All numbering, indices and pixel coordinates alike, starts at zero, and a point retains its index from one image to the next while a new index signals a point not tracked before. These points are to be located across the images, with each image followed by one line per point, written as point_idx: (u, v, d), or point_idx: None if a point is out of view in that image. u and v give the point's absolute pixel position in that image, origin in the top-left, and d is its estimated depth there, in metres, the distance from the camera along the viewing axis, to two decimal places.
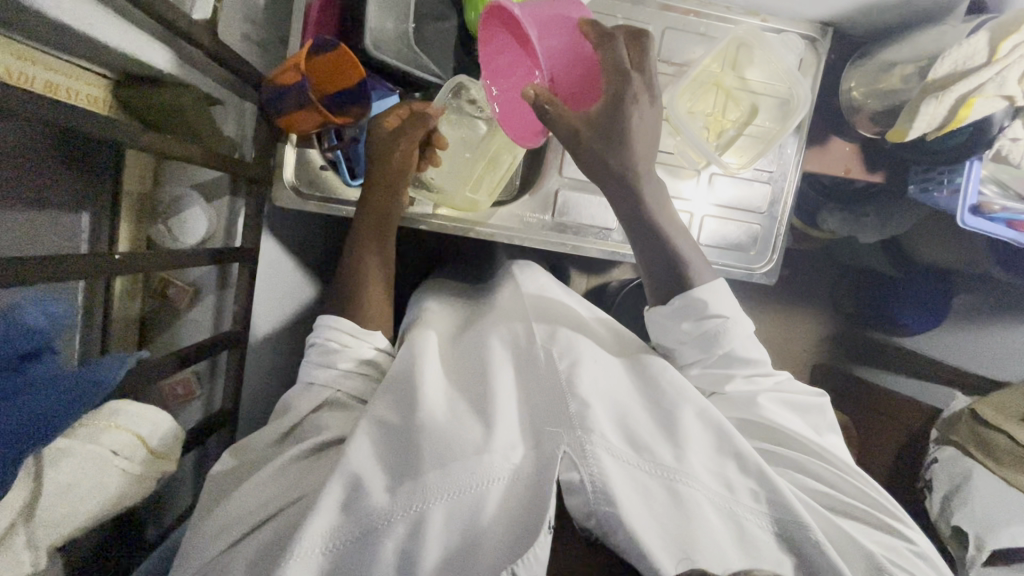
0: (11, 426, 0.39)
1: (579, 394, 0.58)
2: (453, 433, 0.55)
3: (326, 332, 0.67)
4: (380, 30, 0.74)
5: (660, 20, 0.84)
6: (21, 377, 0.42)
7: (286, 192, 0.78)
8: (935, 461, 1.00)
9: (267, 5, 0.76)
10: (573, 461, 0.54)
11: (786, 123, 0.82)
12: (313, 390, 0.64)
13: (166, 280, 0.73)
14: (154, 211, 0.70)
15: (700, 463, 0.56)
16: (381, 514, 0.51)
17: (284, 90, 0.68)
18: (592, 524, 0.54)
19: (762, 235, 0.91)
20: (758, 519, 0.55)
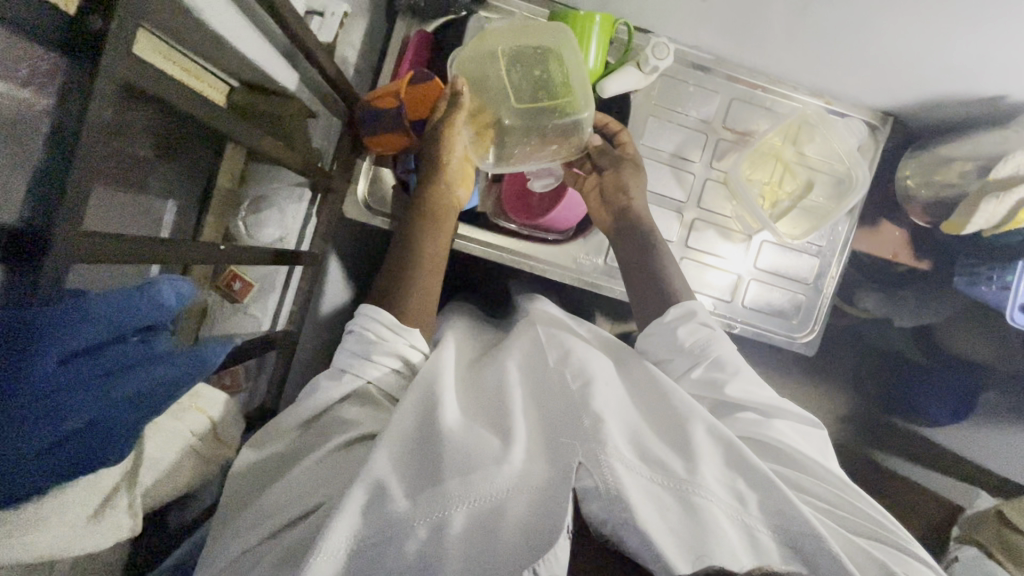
0: (105, 408, 0.33)
1: (592, 410, 0.58)
2: (473, 445, 0.56)
3: (365, 322, 0.67)
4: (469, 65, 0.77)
5: (728, 90, 0.89)
6: (123, 353, 0.34)
7: (356, 205, 0.84)
8: (955, 560, 0.98)
9: (369, 33, 0.81)
10: (587, 469, 0.53)
11: (841, 200, 0.86)
12: (349, 377, 0.64)
13: (235, 274, 0.76)
14: (237, 206, 0.74)
15: (713, 476, 0.55)
16: (402, 519, 0.51)
17: (379, 112, 0.73)
18: (606, 532, 0.53)
19: (806, 305, 0.93)
20: (771, 532, 0.53)
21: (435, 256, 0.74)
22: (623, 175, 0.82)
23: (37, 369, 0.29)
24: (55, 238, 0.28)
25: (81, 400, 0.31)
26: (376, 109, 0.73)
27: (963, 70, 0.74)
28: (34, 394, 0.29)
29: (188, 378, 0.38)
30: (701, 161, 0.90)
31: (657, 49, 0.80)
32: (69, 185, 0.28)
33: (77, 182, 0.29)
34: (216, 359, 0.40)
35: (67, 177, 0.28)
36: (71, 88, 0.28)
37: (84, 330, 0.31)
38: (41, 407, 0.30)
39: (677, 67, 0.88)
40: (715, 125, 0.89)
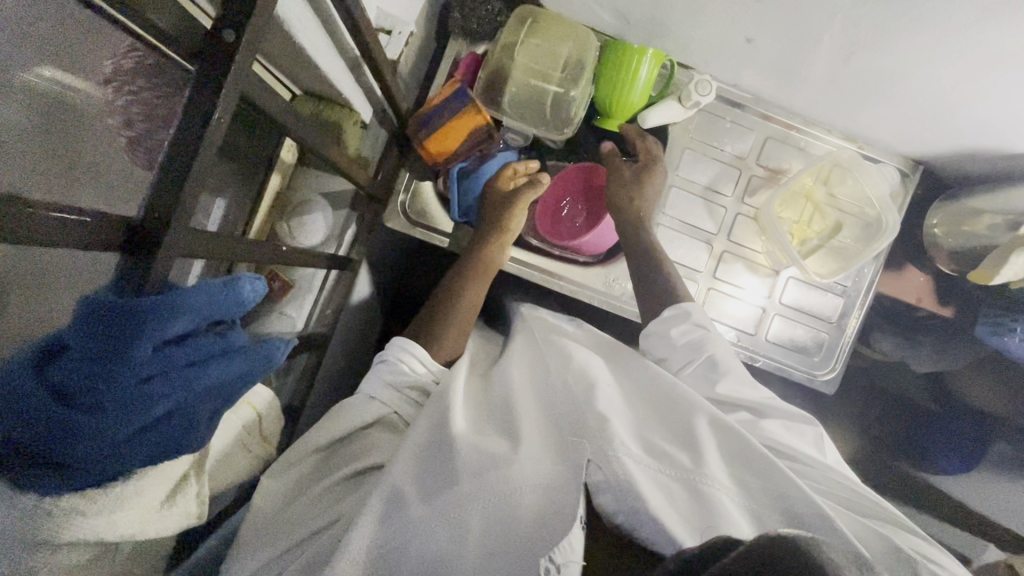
0: (185, 396, 0.34)
1: (597, 411, 0.60)
2: (487, 446, 0.57)
3: (398, 354, 0.70)
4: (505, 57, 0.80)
5: (762, 129, 0.91)
6: (203, 345, 0.35)
7: (397, 217, 0.86)
8: None
9: (421, 51, 0.84)
10: (598, 464, 0.55)
11: (867, 244, 0.88)
12: (378, 404, 0.66)
13: (274, 273, 0.77)
14: (284, 209, 0.76)
15: (718, 467, 0.56)
16: (416, 521, 0.52)
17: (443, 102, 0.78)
18: (620, 521, 0.54)
19: (828, 344, 0.94)
20: (776, 514, 0.53)
21: (475, 297, 0.80)
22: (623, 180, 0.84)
23: (137, 357, 0.30)
24: (167, 230, 0.31)
25: (167, 390, 0.32)
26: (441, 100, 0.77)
27: (997, 127, 0.76)
28: (132, 378, 0.30)
29: (254, 373, 0.39)
30: (733, 196, 0.92)
31: (699, 85, 0.83)
32: (187, 182, 0.30)
33: (195, 180, 0.31)
34: (279, 354, 0.41)
35: (189, 174, 0.30)
36: (200, 95, 0.30)
37: (181, 322, 0.32)
38: (133, 393, 0.31)
39: (715, 103, 0.91)
40: (749, 162, 0.92)
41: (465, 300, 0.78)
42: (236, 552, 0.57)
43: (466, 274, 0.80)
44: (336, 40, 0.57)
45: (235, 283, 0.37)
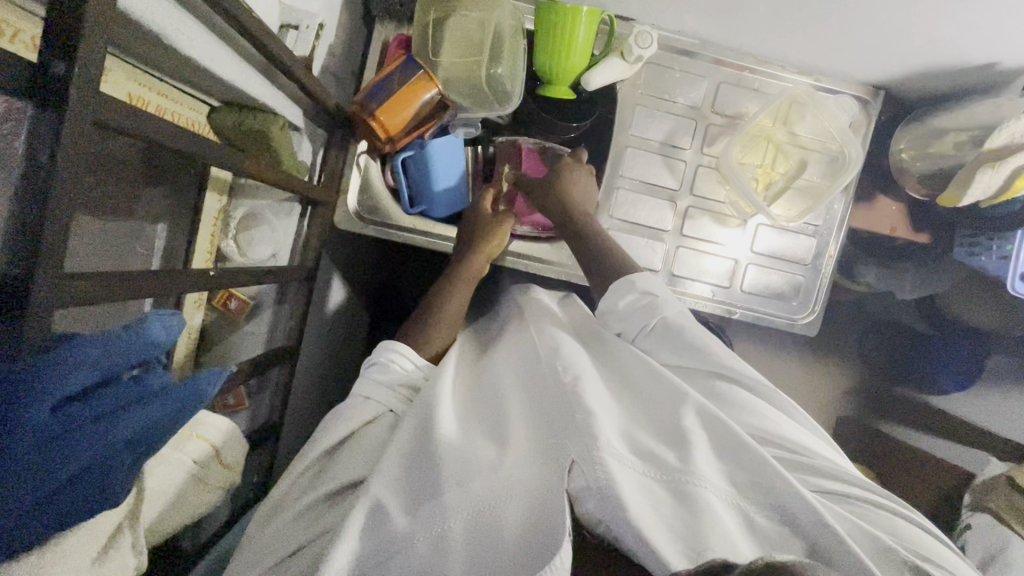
0: (102, 451, 0.34)
1: (585, 405, 0.58)
2: (468, 454, 0.56)
3: (388, 354, 0.70)
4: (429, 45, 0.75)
5: (714, 74, 0.87)
6: (114, 397, 0.35)
7: (348, 217, 0.83)
8: (968, 526, 1.08)
9: (346, 41, 0.80)
10: (581, 468, 0.52)
11: (835, 179, 0.85)
12: (372, 403, 0.66)
13: (229, 291, 0.75)
14: (227, 226, 0.73)
15: (706, 464, 0.54)
16: (402, 536, 0.51)
17: (383, 82, 0.71)
18: (603, 531, 0.52)
19: (805, 287, 0.92)
20: (766, 513, 0.52)
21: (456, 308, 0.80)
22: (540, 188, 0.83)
23: (33, 419, 0.30)
24: (35, 274, 0.28)
25: (77, 448, 0.32)
26: (381, 80, 0.71)
27: (951, 39, 0.72)
28: (29, 443, 0.30)
29: (184, 412, 0.39)
30: (693, 149, 0.89)
31: (641, 38, 0.78)
32: (51, 215, 0.28)
33: (59, 212, 0.29)
34: (211, 390, 0.41)
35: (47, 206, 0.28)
36: (40, 130, 0.28)
37: (75, 377, 0.32)
38: (43, 457, 0.30)
39: (661, 53, 0.87)
40: (704, 110, 0.88)
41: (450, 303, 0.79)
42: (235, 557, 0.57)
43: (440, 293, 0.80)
44: (229, 45, 0.54)
45: (142, 327, 0.36)
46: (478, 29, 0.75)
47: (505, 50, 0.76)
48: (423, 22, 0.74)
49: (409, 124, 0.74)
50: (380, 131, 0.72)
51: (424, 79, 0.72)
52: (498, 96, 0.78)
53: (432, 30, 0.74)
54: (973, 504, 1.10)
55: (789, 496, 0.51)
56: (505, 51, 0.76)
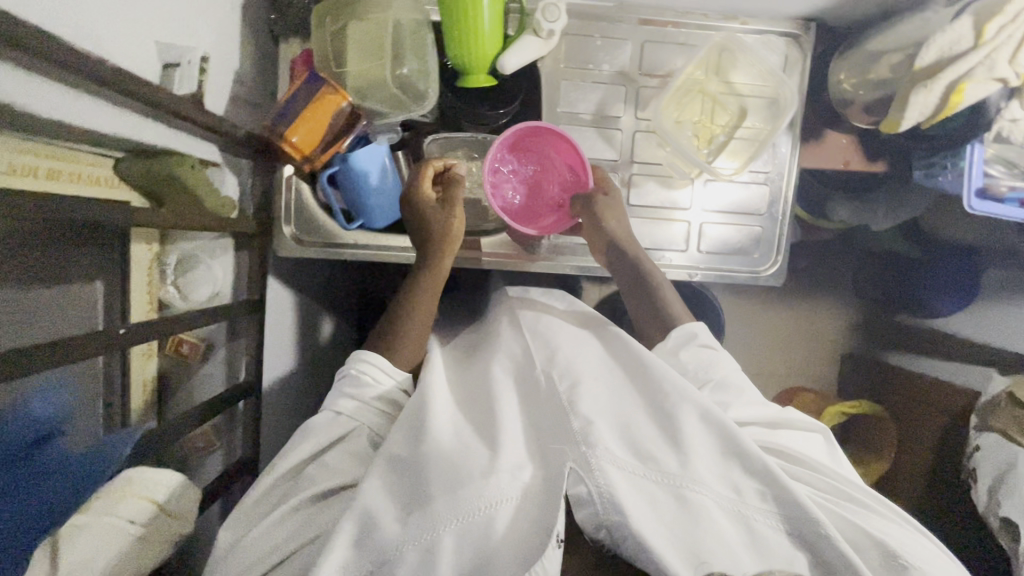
0: (32, 505, 0.45)
1: (581, 412, 0.59)
2: (459, 457, 0.56)
3: (361, 365, 0.69)
4: (331, 57, 0.73)
5: (637, 34, 0.84)
6: (33, 460, 0.47)
7: (287, 243, 0.82)
8: (978, 449, 1.09)
9: (254, 67, 0.79)
10: (579, 474, 0.54)
11: (775, 123, 0.82)
12: (346, 419, 0.65)
13: (180, 339, 0.76)
14: (163, 273, 0.73)
15: (707, 469, 0.56)
16: (393, 545, 0.51)
17: (291, 100, 0.70)
18: (602, 536, 0.54)
19: (764, 237, 0.90)
20: (769, 520, 0.54)
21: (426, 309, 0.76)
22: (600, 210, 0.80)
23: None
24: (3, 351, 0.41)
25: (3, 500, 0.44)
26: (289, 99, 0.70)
27: None
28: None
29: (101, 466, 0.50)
30: (626, 116, 0.86)
31: (547, 11, 0.76)
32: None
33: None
34: (123, 447, 0.52)
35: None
36: None
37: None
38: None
39: (577, 22, 0.84)
40: (632, 74, 0.85)
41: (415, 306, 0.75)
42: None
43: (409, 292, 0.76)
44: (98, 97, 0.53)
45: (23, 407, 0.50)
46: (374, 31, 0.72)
47: (407, 46, 0.74)
48: (319, 39, 0.73)
49: (325, 141, 0.72)
50: (294, 153, 0.71)
51: (329, 93, 0.70)
52: (415, 96, 0.76)
53: (331, 44, 0.73)
54: (979, 424, 1.10)
55: (793, 507, 0.53)
56: (408, 48, 0.74)
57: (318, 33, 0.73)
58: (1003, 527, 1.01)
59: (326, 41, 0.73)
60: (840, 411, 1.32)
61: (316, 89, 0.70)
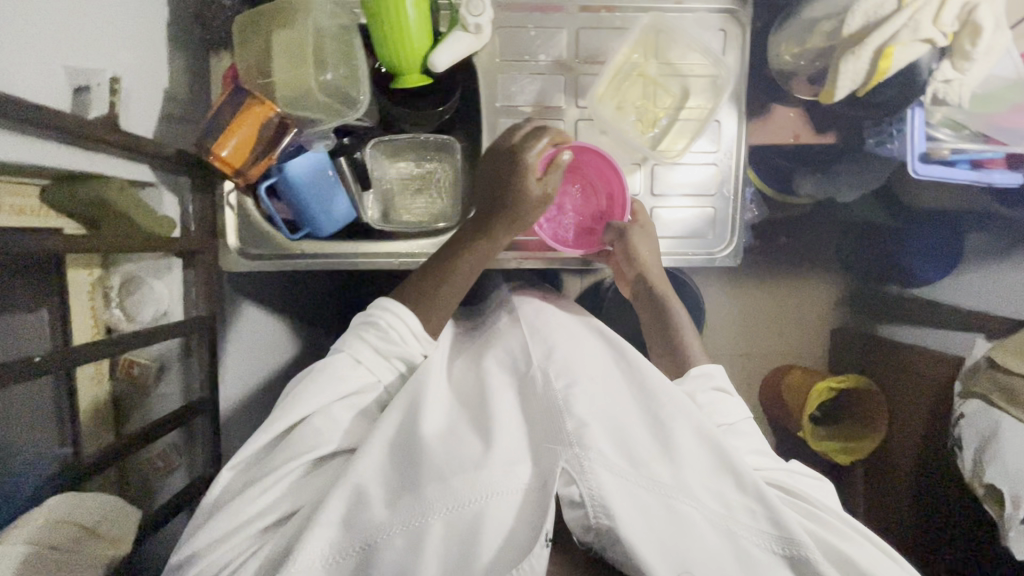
0: None
1: (575, 414, 0.60)
2: (454, 451, 0.58)
3: (388, 317, 0.69)
4: (253, 70, 0.73)
5: (572, 22, 0.83)
6: None
7: (232, 256, 0.82)
8: (962, 416, 1.07)
9: (187, 83, 0.79)
10: (571, 476, 0.56)
11: (716, 102, 0.81)
12: (363, 369, 0.67)
13: (130, 360, 0.76)
14: (106, 295, 0.73)
15: (698, 481, 0.58)
16: (380, 527, 0.55)
17: (218, 114, 0.70)
18: (590, 538, 0.57)
19: (717, 218, 0.88)
20: (759, 541, 0.56)
21: (461, 284, 0.74)
22: (633, 242, 0.83)
23: None
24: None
25: None
26: (215, 113, 0.70)
27: None
28: None
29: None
30: (567, 104, 0.84)
31: (470, 5, 0.75)
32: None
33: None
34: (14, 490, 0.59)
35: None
36: None
37: None
38: None
39: (510, 14, 0.83)
40: (569, 62, 0.84)
41: (452, 281, 0.73)
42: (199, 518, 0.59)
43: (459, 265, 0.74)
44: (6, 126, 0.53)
45: None
46: (295, 40, 0.72)
47: (332, 53, 0.74)
48: (242, 55, 0.73)
49: (256, 153, 0.73)
50: (224, 167, 0.71)
51: (255, 105, 0.70)
52: (345, 100, 0.75)
53: (253, 58, 0.73)
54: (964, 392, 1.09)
55: (781, 530, 0.56)
56: (333, 54, 0.74)
57: (240, 49, 0.73)
58: (989, 494, 1.00)
59: (248, 56, 0.73)
60: (830, 386, 1.25)
61: (242, 100, 0.70)
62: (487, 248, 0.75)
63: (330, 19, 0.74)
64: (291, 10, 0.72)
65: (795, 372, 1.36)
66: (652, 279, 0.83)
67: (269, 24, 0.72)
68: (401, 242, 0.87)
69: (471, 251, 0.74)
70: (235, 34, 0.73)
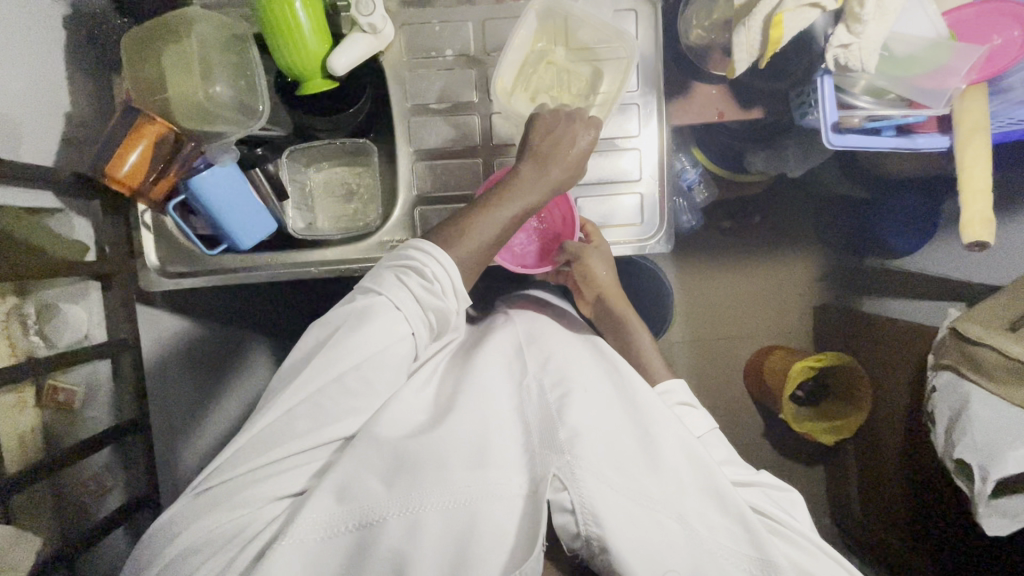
0: None
1: (568, 423, 0.65)
2: (451, 449, 0.61)
3: (427, 263, 0.65)
4: (147, 86, 0.73)
5: (477, 13, 0.82)
6: None
7: (152, 275, 0.81)
8: (935, 390, 1.01)
9: (95, 108, 0.79)
10: (561, 483, 0.60)
11: (625, 81, 0.78)
12: (401, 319, 0.64)
13: (55, 386, 0.75)
14: (25, 323, 0.72)
15: (677, 491, 0.64)
16: (375, 512, 0.57)
17: (113, 137, 0.71)
18: (578, 543, 0.61)
19: (646, 202, 0.85)
20: (731, 550, 0.62)
21: (481, 252, 0.69)
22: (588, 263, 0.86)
23: None
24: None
25: None
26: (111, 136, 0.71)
27: None
28: None
29: None
30: (478, 98, 0.82)
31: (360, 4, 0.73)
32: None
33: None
34: None
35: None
36: None
37: None
38: None
39: (413, 11, 0.82)
40: (479, 55, 0.82)
41: (472, 246, 0.68)
42: (214, 475, 0.60)
43: (481, 227, 0.69)
44: None
45: None
46: (188, 54, 0.73)
47: (228, 64, 0.75)
48: (131, 70, 0.72)
49: (154, 171, 0.73)
50: (120, 187, 0.71)
51: (147, 123, 0.71)
52: (248, 110, 0.76)
53: (144, 73, 0.72)
54: (933, 364, 1.04)
55: (753, 539, 0.63)
56: (229, 65, 0.75)
57: (131, 64, 0.72)
58: (959, 469, 0.94)
59: (140, 72, 0.72)
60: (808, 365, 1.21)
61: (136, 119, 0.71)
62: (519, 210, 0.71)
63: (222, 31, 0.74)
64: (188, 24, 0.72)
65: (774, 352, 1.31)
66: (607, 296, 0.93)
67: (159, 42, 0.73)
68: (332, 251, 0.83)
69: (497, 215, 0.69)
70: (122, 48, 0.72)
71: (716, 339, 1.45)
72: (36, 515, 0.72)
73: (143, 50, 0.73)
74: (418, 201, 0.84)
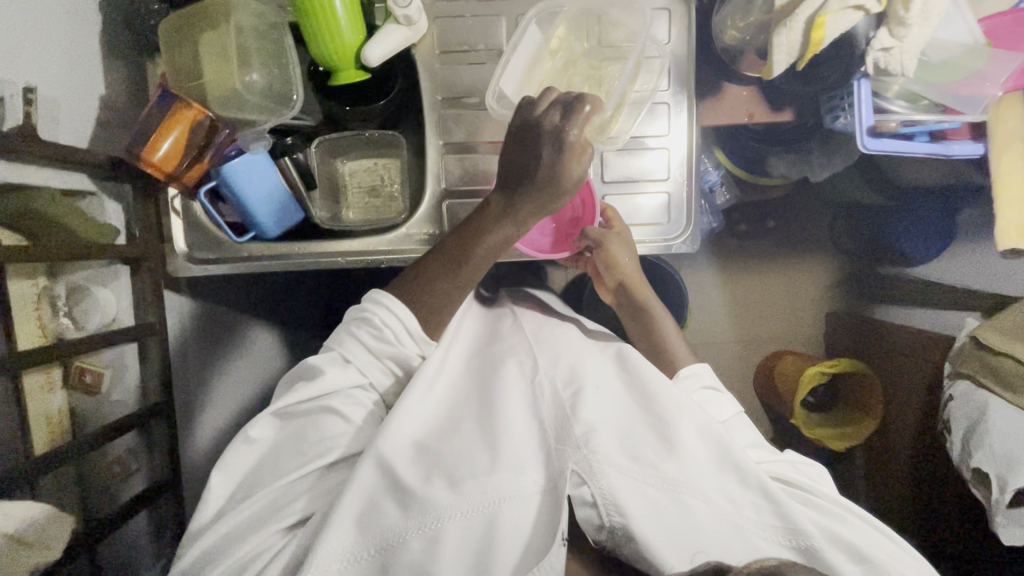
0: None
1: (582, 420, 0.65)
2: (464, 456, 0.62)
3: (381, 315, 0.67)
4: (185, 74, 0.74)
5: (510, 8, 0.82)
6: None
7: (179, 261, 0.82)
8: (951, 398, 1.00)
9: (129, 92, 0.80)
10: (581, 478, 0.60)
11: (657, 81, 0.78)
12: (354, 370, 0.67)
13: (82, 367, 0.75)
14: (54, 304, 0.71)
15: (698, 477, 0.64)
16: (395, 531, 0.57)
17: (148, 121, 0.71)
18: (604, 536, 0.61)
19: (672, 203, 0.85)
20: (760, 528, 0.63)
21: (447, 292, 0.70)
22: (610, 250, 0.85)
23: None
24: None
25: None
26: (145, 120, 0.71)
27: None
28: None
29: None
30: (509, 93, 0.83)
31: None
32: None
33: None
34: None
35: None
36: None
37: None
38: None
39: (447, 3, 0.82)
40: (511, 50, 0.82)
41: (432, 292, 0.69)
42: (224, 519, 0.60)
43: (442, 275, 0.69)
44: None
45: None
46: (225, 41, 0.73)
47: (265, 53, 0.75)
48: (171, 58, 0.73)
49: (188, 156, 0.72)
50: (156, 172, 0.71)
51: (186, 109, 0.71)
52: (282, 100, 0.77)
53: (183, 61, 0.73)
54: (950, 373, 1.03)
55: (781, 512, 0.63)
56: (266, 54, 0.75)
57: (170, 50, 0.73)
58: (976, 477, 0.93)
59: (179, 59, 0.73)
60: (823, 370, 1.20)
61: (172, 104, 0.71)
62: (480, 257, 0.69)
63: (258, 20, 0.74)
64: (226, 10, 0.72)
65: (789, 357, 1.31)
66: (629, 284, 0.91)
67: (196, 28, 0.73)
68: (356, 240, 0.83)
69: (459, 263, 0.69)
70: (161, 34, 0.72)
71: (728, 343, 1.45)
72: (64, 495, 0.73)
73: (182, 37, 0.73)
74: (445, 195, 0.84)
